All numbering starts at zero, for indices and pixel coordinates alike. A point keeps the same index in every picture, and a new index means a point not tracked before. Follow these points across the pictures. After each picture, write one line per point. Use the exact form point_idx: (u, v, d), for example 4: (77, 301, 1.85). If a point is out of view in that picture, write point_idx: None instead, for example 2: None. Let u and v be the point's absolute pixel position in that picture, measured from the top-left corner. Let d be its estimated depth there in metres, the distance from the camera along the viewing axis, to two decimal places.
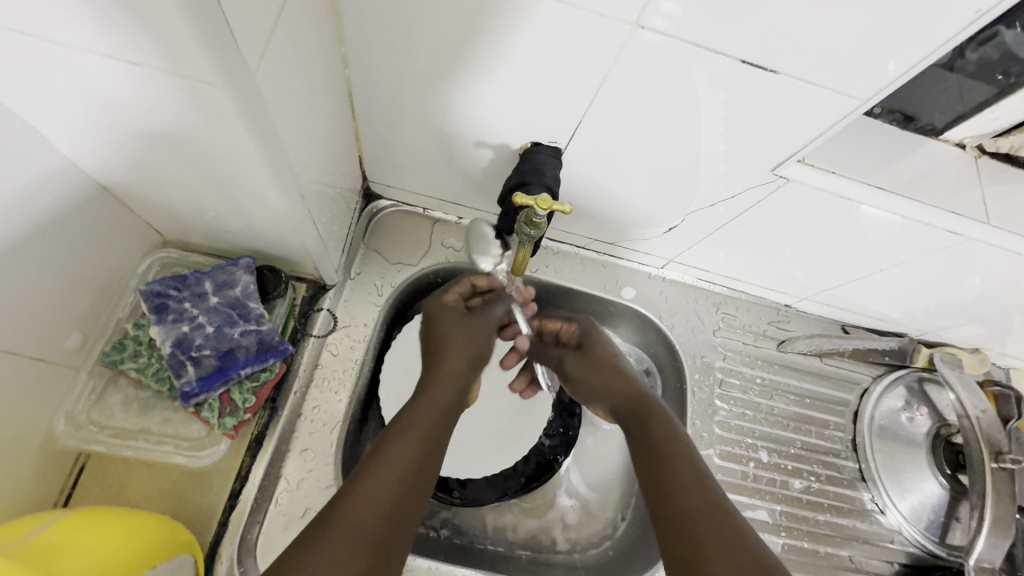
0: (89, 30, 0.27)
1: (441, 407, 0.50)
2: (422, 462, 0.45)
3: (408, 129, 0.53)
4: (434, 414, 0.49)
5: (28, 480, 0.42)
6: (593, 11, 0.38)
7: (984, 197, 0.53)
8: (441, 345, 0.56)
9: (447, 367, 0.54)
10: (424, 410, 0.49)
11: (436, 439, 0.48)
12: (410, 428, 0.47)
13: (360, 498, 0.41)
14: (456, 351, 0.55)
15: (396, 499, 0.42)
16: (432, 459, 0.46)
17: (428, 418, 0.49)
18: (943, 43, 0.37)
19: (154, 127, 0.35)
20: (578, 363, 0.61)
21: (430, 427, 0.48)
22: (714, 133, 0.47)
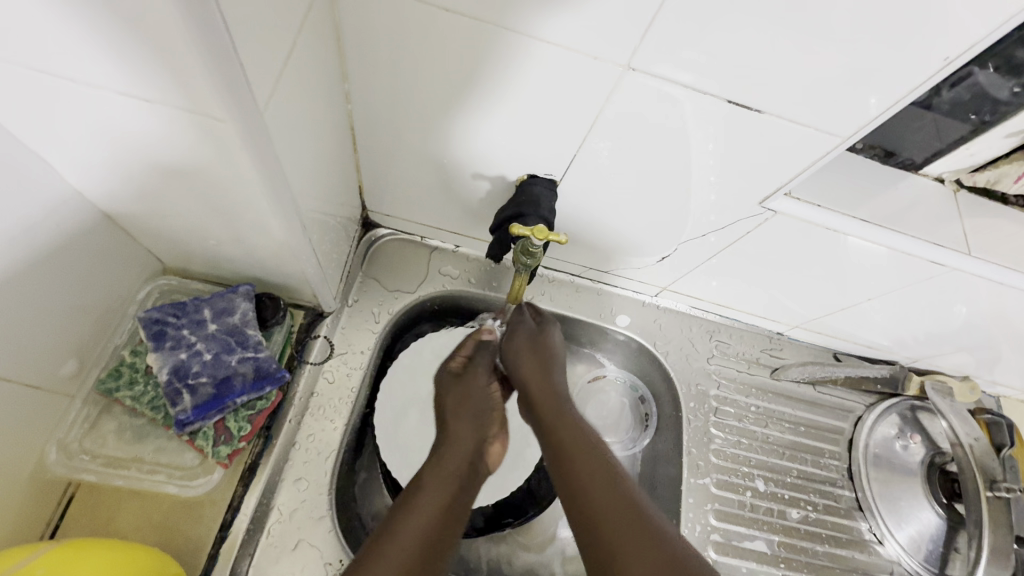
0: (105, 70, 0.29)
1: (453, 471, 0.52)
2: (442, 524, 0.47)
3: (408, 161, 0.55)
4: (444, 476, 0.51)
5: (17, 511, 0.41)
6: (586, 54, 0.40)
7: (965, 230, 0.55)
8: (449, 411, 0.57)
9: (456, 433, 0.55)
10: (432, 479, 0.50)
11: (450, 502, 0.49)
12: (423, 497, 0.48)
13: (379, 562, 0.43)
14: (462, 419, 0.56)
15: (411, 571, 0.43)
16: (445, 525, 0.48)
17: (438, 485, 0.50)
18: (916, 86, 0.39)
19: (163, 160, 0.36)
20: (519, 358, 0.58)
21: (444, 492, 0.49)
22: (704, 166, 0.49)
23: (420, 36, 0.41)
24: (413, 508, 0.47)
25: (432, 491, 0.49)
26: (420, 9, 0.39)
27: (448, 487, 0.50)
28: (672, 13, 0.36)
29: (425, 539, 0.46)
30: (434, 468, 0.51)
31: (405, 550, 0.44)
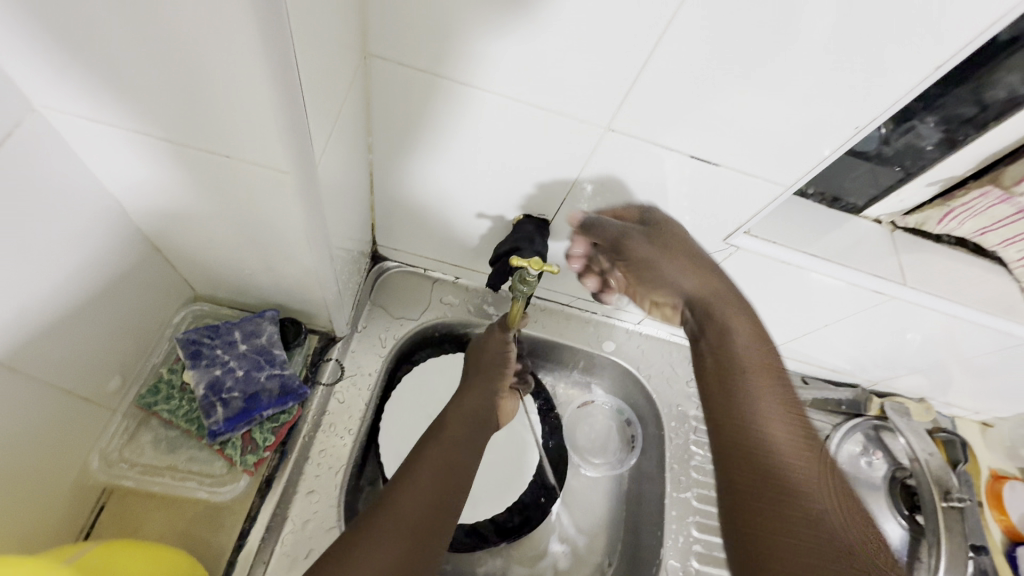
0: (193, 131, 0.36)
1: (469, 413, 0.61)
2: (457, 460, 0.54)
3: (418, 203, 0.62)
4: (464, 416, 0.60)
5: (58, 514, 0.46)
6: (573, 117, 0.49)
7: (901, 264, 0.64)
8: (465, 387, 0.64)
9: (463, 408, 0.61)
10: (454, 417, 0.59)
11: (464, 441, 0.57)
12: (448, 432, 0.57)
13: (399, 499, 0.47)
14: (481, 376, 0.66)
15: (439, 491, 0.50)
16: (462, 456, 0.55)
17: (458, 423, 0.58)
18: (840, 145, 0.48)
19: (219, 200, 0.42)
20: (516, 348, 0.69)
21: (461, 432, 0.57)
22: (677, 208, 0.57)
23: (437, 100, 0.49)
24: (435, 444, 0.54)
25: (455, 429, 0.58)
26: (437, 81, 0.47)
27: (466, 424, 0.59)
28: (644, 87, 0.45)
29: (450, 465, 0.53)
30: (458, 406, 0.61)
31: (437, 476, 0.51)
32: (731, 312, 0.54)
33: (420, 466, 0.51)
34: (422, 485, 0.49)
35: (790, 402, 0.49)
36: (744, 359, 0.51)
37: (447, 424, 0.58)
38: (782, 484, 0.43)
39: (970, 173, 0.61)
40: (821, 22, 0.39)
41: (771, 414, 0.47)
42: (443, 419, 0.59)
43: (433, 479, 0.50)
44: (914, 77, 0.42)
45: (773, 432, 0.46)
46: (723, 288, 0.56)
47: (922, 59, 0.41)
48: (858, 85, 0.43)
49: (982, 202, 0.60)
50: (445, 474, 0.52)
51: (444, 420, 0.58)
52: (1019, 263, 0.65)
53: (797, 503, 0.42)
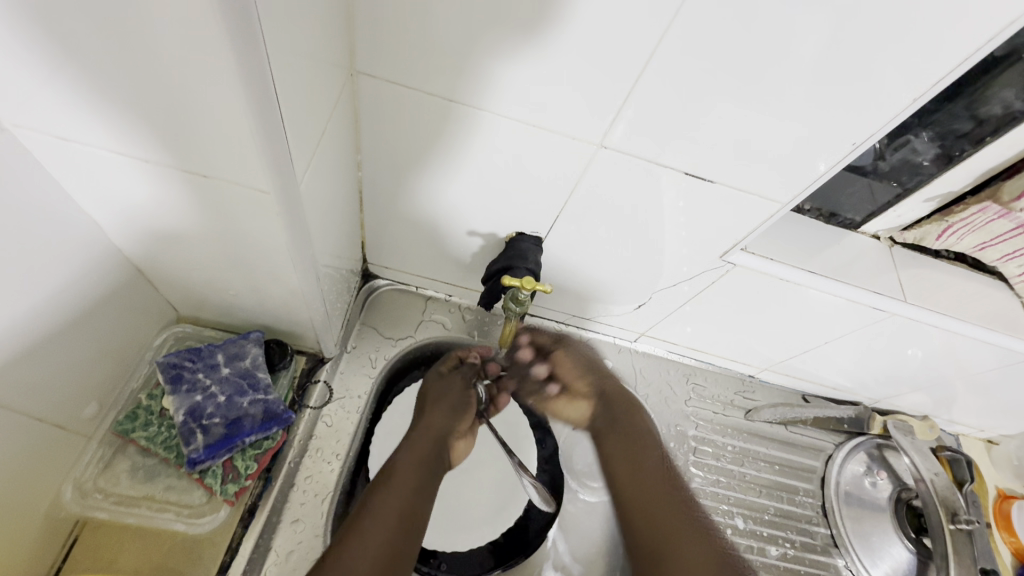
0: (172, 151, 0.35)
1: (423, 455, 0.59)
2: (411, 503, 0.54)
3: (408, 221, 0.61)
4: (418, 460, 0.59)
5: (27, 550, 0.43)
6: (565, 135, 0.48)
7: (900, 280, 0.63)
8: (428, 404, 0.66)
9: (429, 427, 0.63)
10: (407, 460, 0.58)
11: (421, 485, 0.56)
12: (397, 476, 0.55)
13: (351, 547, 0.48)
14: (437, 410, 0.65)
15: (389, 540, 0.50)
16: (417, 503, 0.54)
17: (411, 467, 0.57)
18: (836, 162, 0.47)
19: (198, 221, 0.41)
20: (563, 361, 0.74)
21: (415, 474, 0.57)
22: (674, 225, 0.56)
23: (427, 118, 0.48)
24: (388, 491, 0.54)
25: (406, 473, 0.56)
26: (426, 99, 0.46)
27: (421, 466, 0.58)
28: (636, 103, 0.44)
29: (402, 514, 0.52)
30: (412, 447, 0.60)
31: (386, 525, 0.50)
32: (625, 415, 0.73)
33: (369, 515, 0.51)
34: (372, 535, 0.49)
35: (638, 441, 0.71)
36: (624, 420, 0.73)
37: (398, 467, 0.57)
38: (640, 476, 0.69)
39: (968, 188, 0.60)
40: (816, 39, 0.38)
41: (652, 465, 0.70)
42: (393, 465, 0.57)
43: (382, 533, 0.50)
44: (911, 94, 0.41)
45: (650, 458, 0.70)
46: (620, 407, 0.74)
47: (918, 77, 0.40)
48: (853, 102, 0.42)
49: (980, 218, 0.59)
50: (398, 519, 0.52)
51: (396, 463, 0.57)
52: (1019, 278, 0.65)
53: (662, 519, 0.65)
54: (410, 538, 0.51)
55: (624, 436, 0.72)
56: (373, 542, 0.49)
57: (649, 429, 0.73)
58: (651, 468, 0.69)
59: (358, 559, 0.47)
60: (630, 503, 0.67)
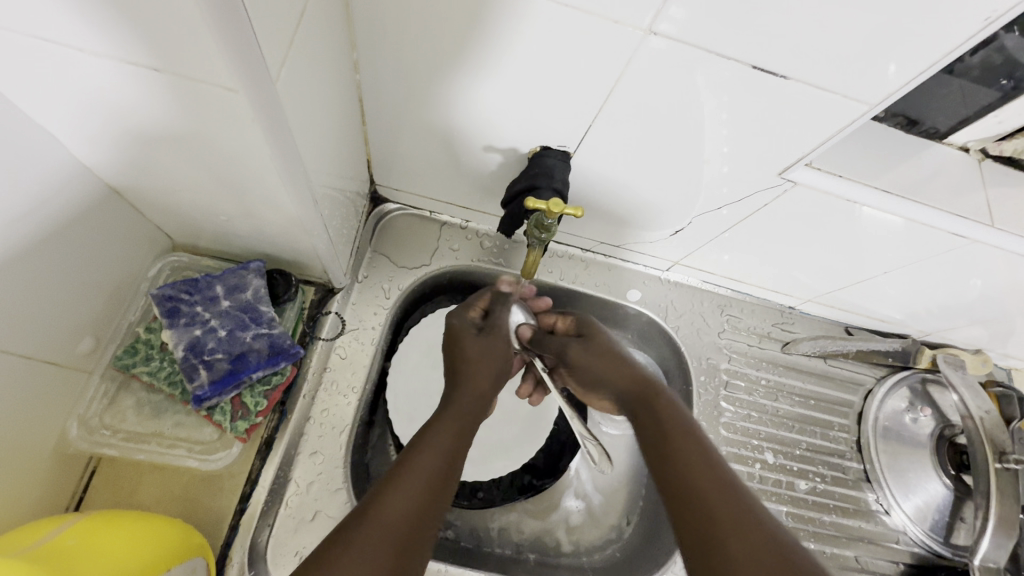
0: (112, 39, 0.28)
1: (465, 417, 0.50)
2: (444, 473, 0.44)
3: (416, 133, 0.53)
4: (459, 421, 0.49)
5: (41, 484, 0.42)
6: (605, 18, 0.38)
7: (987, 200, 0.54)
8: (467, 363, 0.55)
9: (475, 384, 0.53)
10: (447, 425, 0.48)
11: (461, 451, 0.46)
12: (438, 440, 0.46)
13: (386, 501, 0.39)
14: (482, 368, 0.55)
15: (425, 508, 0.40)
16: (455, 469, 0.45)
17: (452, 432, 0.47)
18: (949, 51, 0.37)
19: (156, 128, 0.35)
20: (581, 350, 0.58)
21: (456, 439, 0.47)
22: (724, 137, 0.48)
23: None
24: (422, 452, 0.44)
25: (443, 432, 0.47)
26: None
27: (462, 435, 0.48)
28: None
29: (439, 478, 0.43)
30: (452, 412, 0.49)
31: (422, 488, 0.41)
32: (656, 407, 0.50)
33: (404, 477, 0.41)
34: (407, 497, 0.40)
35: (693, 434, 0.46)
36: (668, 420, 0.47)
37: (438, 428, 0.47)
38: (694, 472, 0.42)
39: None
40: None
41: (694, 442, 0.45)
42: (430, 427, 0.47)
43: (418, 495, 0.41)
44: None
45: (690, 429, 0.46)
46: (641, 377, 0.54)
47: None
48: None
49: None
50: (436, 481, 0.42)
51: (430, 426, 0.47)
52: None
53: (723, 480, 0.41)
54: (439, 508, 0.42)
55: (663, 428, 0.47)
56: (407, 507, 0.39)
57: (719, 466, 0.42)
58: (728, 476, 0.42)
59: (390, 521, 0.38)
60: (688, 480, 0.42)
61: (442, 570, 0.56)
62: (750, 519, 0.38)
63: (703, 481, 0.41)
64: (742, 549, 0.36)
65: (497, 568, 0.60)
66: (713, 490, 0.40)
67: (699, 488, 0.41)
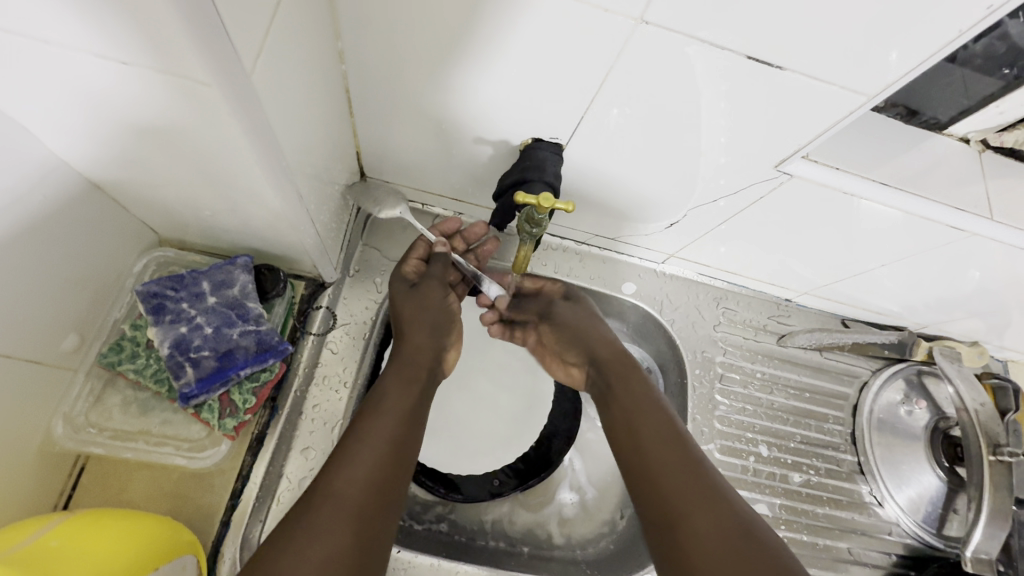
0: (77, 30, 0.27)
1: (412, 375, 0.53)
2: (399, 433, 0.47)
3: (407, 125, 0.52)
4: (408, 381, 0.52)
5: (27, 483, 0.42)
6: (596, 6, 0.37)
7: (987, 192, 0.53)
8: (404, 320, 0.56)
9: (410, 341, 0.55)
10: (394, 387, 0.50)
11: (411, 410, 0.50)
12: (387, 401, 0.49)
13: (341, 472, 0.43)
14: (418, 325, 0.56)
15: (380, 471, 0.44)
16: (412, 428, 0.49)
17: (401, 395, 0.50)
18: (951, 40, 0.36)
19: (131, 121, 0.34)
20: (566, 310, 0.63)
21: (406, 398, 0.50)
22: (719, 130, 0.47)
23: None
24: (375, 416, 0.47)
25: (387, 396, 0.49)
26: None
27: (409, 391, 0.51)
28: None
29: (394, 440, 0.46)
30: (397, 372, 0.52)
31: (376, 452, 0.45)
32: (635, 388, 0.54)
33: (358, 443, 0.45)
34: (360, 464, 0.44)
35: (660, 419, 0.51)
36: (642, 404, 0.53)
37: (387, 390, 0.50)
38: (660, 460, 0.48)
39: None
40: None
41: (664, 431, 0.50)
42: (379, 389, 0.50)
43: (372, 459, 0.44)
44: None
45: (672, 413, 0.52)
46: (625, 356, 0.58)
47: None
48: None
49: None
50: (389, 447, 0.46)
51: (382, 388, 0.50)
52: None
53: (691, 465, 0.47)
54: (405, 467, 0.46)
55: (637, 414, 0.52)
56: (361, 474, 0.43)
57: (690, 448, 0.49)
58: (686, 457, 0.48)
59: (345, 488, 0.42)
60: (657, 466, 0.48)
61: (435, 564, 0.56)
62: (721, 509, 0.44)
63: (671, 463, 0.47)
64: (705, 523, 0.43)
65: (490, 562, 0.60)
66: (682, 477, 0.46)
67: (673, 477, 0.46)
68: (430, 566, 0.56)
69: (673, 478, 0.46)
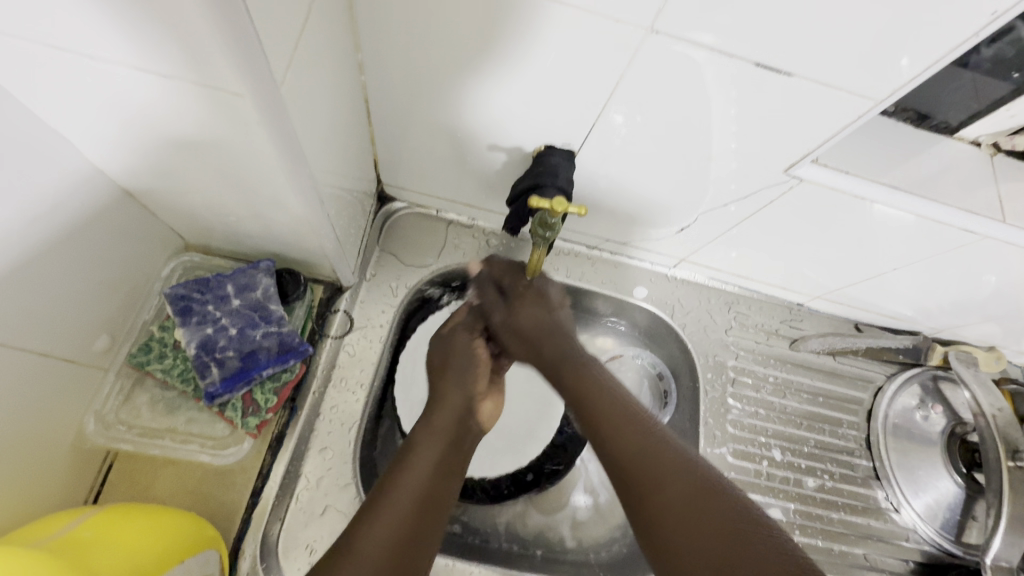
0: (120, 45, 0.28)
1: (444, 426, 0.50)
2: (432, 488, 0.44)
3: (423, 134, 0.54)
4: (437, 433, 0.49)
5: (60, 478, 0.44)
6: (608, 17, 0.38)
7: (1000, 195, 0.53)
8: (441, 371, 0.55)
9: (443, 393, 0.53)
10: (427, 437, 0.48)
11: (442, 469, 0.46)
12: (419, 452, 0.46)
13: (366, 528, 0.40)
14: (452, 376, 0.54)
15: (404, 532, 0.40)
16: (441, 483, 0.45)
17: (436, 445, 0.48)
18: (959, 43, 0.36)
19: (163, 131, 0.36)
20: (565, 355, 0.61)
21: (439, 452, 0.47)
22: (726, 135, 0.48)
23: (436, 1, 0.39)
24: (406, 468, 0.45)
25: (421, 449, 0.47)
26: None
27: (443, 444, 0.48)
28: None
29: (421, 497, 0.43)
30: (429, 422, 0.50)
31: (401, 508, 0.42)
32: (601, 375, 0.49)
33: (384, 496, 0.42)
34: (389, 519, 0.41)
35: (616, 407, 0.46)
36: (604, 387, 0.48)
37: (416, 444, 0.47)
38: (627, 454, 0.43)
39: None
40: None
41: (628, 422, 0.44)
42: (408, 446, 0.47)
43: (397, 521, 0.41)
44: None
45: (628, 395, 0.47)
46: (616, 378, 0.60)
47: None
48: None
49: None
50: (418, 501, 0.43)
51: (414, 439, 0.48)
52: None
53: (658, 458, 0.42)
54: (431, 530, 0.42)
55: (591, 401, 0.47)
56: (384, 533, 0.40)
57: (644, 429, 0.44)
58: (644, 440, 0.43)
59: (368, 550, 0.38)
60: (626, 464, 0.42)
61: (449, 564, 0.57)
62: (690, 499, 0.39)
63: (631, 454, 0.42)
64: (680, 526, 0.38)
65: (504, 564, 0.61)
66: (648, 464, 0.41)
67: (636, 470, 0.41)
68: (445, 566, 0.57)
69: (648, 466, 0.41)
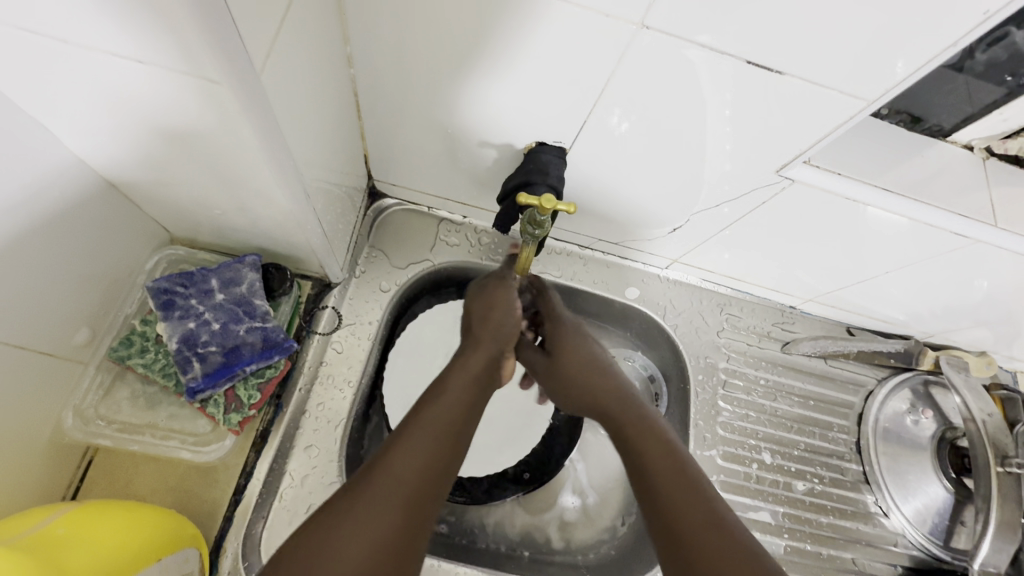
0: (97, 31, 0.28)
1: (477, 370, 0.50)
2: (459, 427, 0.45)
3: (414, 129, 0.53)
4: (471, 376, 0.49)
5: (36, 474, 0.43)
6: (599, 12, 0.38)
7: (992, 199, 0.53)
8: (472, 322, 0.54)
9: (478, 334, 0.53)
10: (459, 378, 0.48)
11: (470, 413, 0.47)
12: (452, 393, 0.47)
13: (396, 463, 0.40)
14: (487, 327, 0.54)
15: (432, 468, 0.41)
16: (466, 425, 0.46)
17: (466, 386, 0.48)
18: (951, 45, 0.36)
19: (143, 120, 0.35)
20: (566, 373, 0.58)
21: (468, 394, 0.47)
22: (716, 134, 0.47)
23: None
24: (439, 406, 0.45)
25: (452, 392, 0.47)
26: None
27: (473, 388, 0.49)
28: None
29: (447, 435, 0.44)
30: (463, 364, 0.50)
31: (430, 444, 0.42)
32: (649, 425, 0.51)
33: (415, 433, 0.43)
34: (419, 453, 0.41)
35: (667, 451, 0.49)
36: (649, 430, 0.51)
37: (448, 385, 0.48)
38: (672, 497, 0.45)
39: None
40: None
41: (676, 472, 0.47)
42: (441, 386, 0.48)
43: (428, 457, 0.41)
44: None
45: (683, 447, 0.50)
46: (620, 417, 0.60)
47: None
48: None
49: None
50: (449, 440, 0.43)
51: (444, 379, 0.48)
52: None
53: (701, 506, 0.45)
54: (453, 465, 0.43)
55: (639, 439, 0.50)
56: (415, 468, 0.40)
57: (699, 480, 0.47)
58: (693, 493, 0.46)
59: (398, 482, 0.39)
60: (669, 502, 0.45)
61: (435, 565, 0.57)
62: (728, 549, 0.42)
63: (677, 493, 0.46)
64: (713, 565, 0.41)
65: (491, 565, 0.60)
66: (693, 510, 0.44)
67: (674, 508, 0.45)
68: (430, 567, 0.56)
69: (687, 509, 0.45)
